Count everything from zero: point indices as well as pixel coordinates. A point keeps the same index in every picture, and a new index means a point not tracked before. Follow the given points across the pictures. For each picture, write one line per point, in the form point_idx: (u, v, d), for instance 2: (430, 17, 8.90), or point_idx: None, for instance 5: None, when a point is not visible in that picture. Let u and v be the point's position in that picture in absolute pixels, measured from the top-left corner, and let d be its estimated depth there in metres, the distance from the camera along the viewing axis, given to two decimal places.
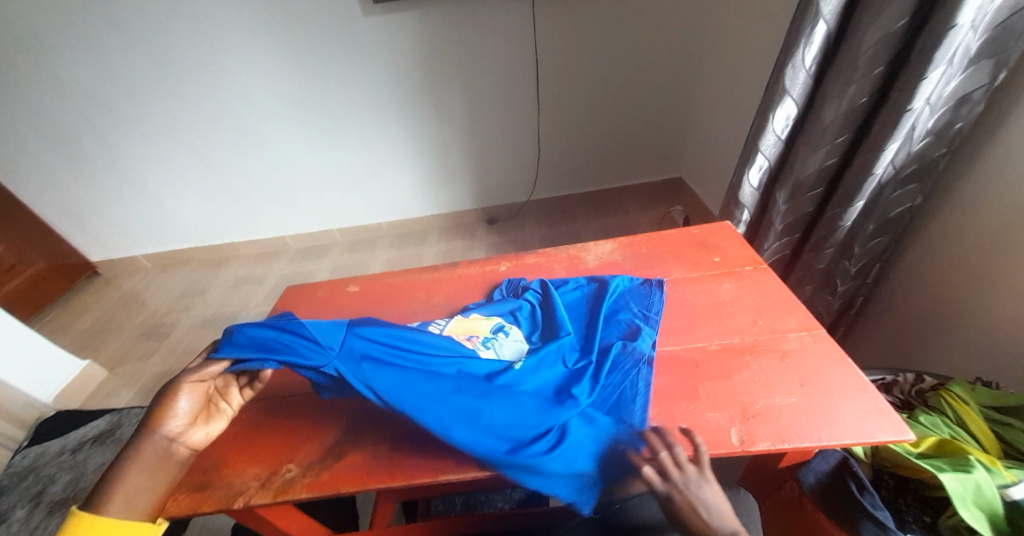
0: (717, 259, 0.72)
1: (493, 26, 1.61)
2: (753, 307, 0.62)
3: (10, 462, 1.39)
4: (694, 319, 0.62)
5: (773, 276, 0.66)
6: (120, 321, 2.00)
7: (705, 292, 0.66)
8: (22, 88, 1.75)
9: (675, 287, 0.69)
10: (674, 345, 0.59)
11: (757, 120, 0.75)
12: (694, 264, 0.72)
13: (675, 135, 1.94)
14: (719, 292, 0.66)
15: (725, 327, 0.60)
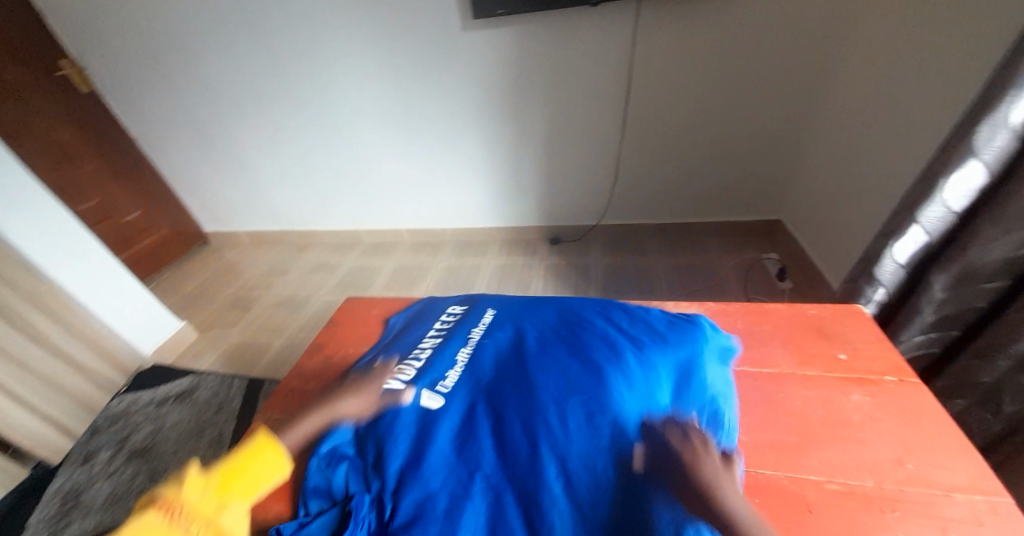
0: (842, 356, 0.68)
1: (589, 44, 1.53)
2: (895, 439, 0.56)
3: (109, 403, 1.62)
4: (804, 438, 0.58)
5: (924, 400, 0.60)
6: (215, 289, 2.22)
7: (829, 403, 0.61)
8: (168, 82, 1.99)
9: (779, 387, 0.65)
10: (774, 469, 0.55)
11: (922, 188, 0.71)
12: (808, 360, 0.68)
13: (780, 174, 1.72)
14: (848, 407, 0.60)
15: (858, 461, 0.54)
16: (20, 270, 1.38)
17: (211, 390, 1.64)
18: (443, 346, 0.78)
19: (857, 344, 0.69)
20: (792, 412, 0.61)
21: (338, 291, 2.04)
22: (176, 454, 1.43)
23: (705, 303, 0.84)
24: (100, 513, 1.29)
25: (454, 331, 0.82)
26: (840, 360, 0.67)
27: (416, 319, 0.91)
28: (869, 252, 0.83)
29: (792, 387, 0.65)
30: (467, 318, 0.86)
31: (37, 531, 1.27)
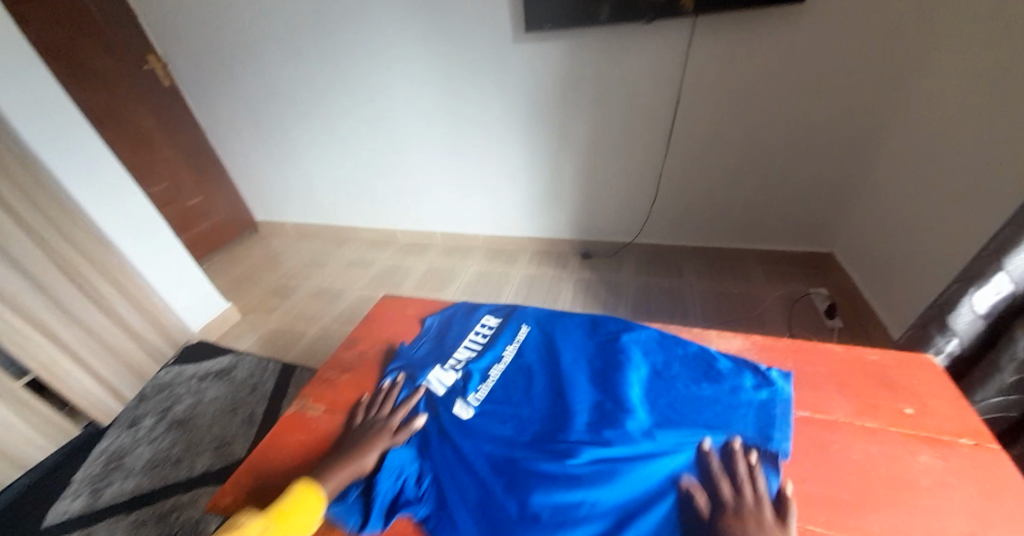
0: (909, 411, 0.62)
1: (641, 60, 1.51)
2: (970, 510, 0.51)
3: (157, 373, 1.73)
4: (864, 496, 0.53)
5: (1003, 470, 0.54)
6: (259, 275, 2.33)
7: (893, 460, 0.57)
8: (237, 79, 2.13)
9: (835, 436, 0.61)
10: (826, 527, 0.51)
11: (1011, 234, 0.67)
12: (870, 409, 0.63)
13: (836, 206, 1.62)
14: (914, 469, 0.55)
15: (924, 530, 0.49)
16: (96, 242, 1.49)
17: (247, 371, 1.71)
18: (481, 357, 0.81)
19: (927, 399, 0.63)
20: (849, 468, 0.57)
21: (371, 287, 2.10)
22: (211, 429, 1.50)
23: (752, 335, 0.80)
24: (138, 477, 1.37)
25: (488, 348, 0.83)
26: (906, 415, 0.62)
27: (447, 330, 0.90)
28: (946, 297, 0.78)
29: (850, 439, 0.60)
30: (503, 333, 0.86)
31: (81, 486, 1.36)
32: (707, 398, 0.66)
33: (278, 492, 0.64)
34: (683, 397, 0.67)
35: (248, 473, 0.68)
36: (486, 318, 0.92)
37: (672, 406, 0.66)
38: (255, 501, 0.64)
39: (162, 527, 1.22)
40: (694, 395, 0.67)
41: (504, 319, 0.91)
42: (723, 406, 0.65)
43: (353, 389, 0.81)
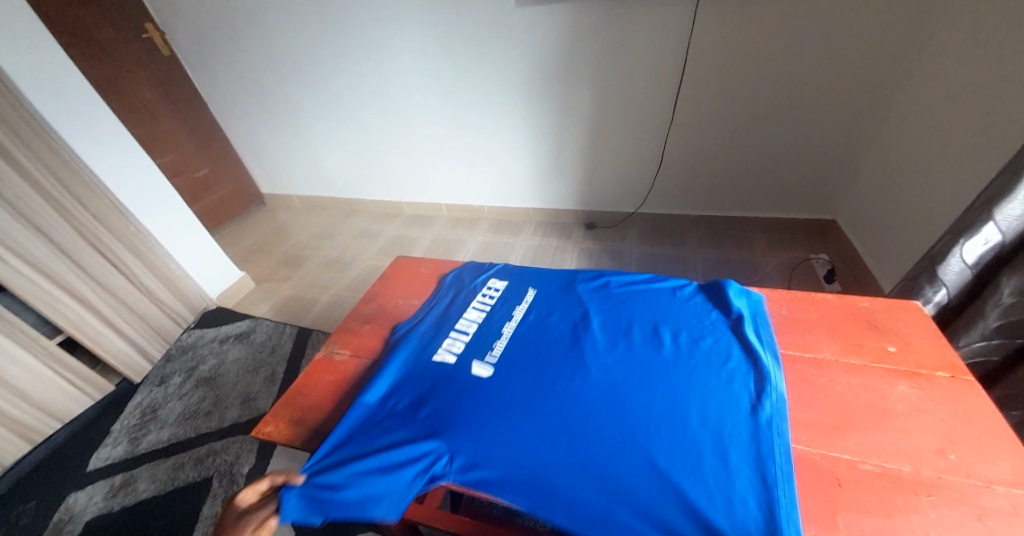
0: (892, 349, 0.67)
1: (643, 25, 1.48)
2: (940, 431, 0.56)
3: (181, 336, 1.82)
4: (841, 420, 0.59)
5: (977, 395, 0.59)
6: (271, 245, 2.39)
7: (874, 391, 0.61)
8: (237, 47, 2.11)
9: (821, 371, 0.65)
10: (805, 444, 0.57)
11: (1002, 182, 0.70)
12: (856, 348, 0.68)
13: (840, 172, 1.61)
14: (892, 397, 0.60)
15: (894, 447, 0.55)
16: (113, 210, 1.54)
17: (266, 333, 1.79)
18: (465, 362, 0.75)
19: (910, 338, 0.68)
20: (832, 397, 0.62)
21: (381, 255, 2.16)
22: (236, 385, 1.60)
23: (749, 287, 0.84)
24: (172, 427, 1.47)
25: (495, 312, 0.85)
26: (889, 352, 0.66)
27: (433, 383, 0.72)
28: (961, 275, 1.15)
29: (835, 373, 0.65)
30: (504, 300, 0.88)
31: (121, 435, 1.47)
32: (716, 368, 0.66)
33: (314, 425, 0.72)
34: (699, 370, 0.66)
35: (287, 407, 0.75)
36: (490, 282, 0.94)
37: (690, 358, 0.68)
38: (294, 430, 0.72)
39: (198, 469, 1.33)
40: (701, 361, 0.67)
41: (508, 281, 0.93)
42: (733, 375, 0.65)
43: (373, 337, 0.87)
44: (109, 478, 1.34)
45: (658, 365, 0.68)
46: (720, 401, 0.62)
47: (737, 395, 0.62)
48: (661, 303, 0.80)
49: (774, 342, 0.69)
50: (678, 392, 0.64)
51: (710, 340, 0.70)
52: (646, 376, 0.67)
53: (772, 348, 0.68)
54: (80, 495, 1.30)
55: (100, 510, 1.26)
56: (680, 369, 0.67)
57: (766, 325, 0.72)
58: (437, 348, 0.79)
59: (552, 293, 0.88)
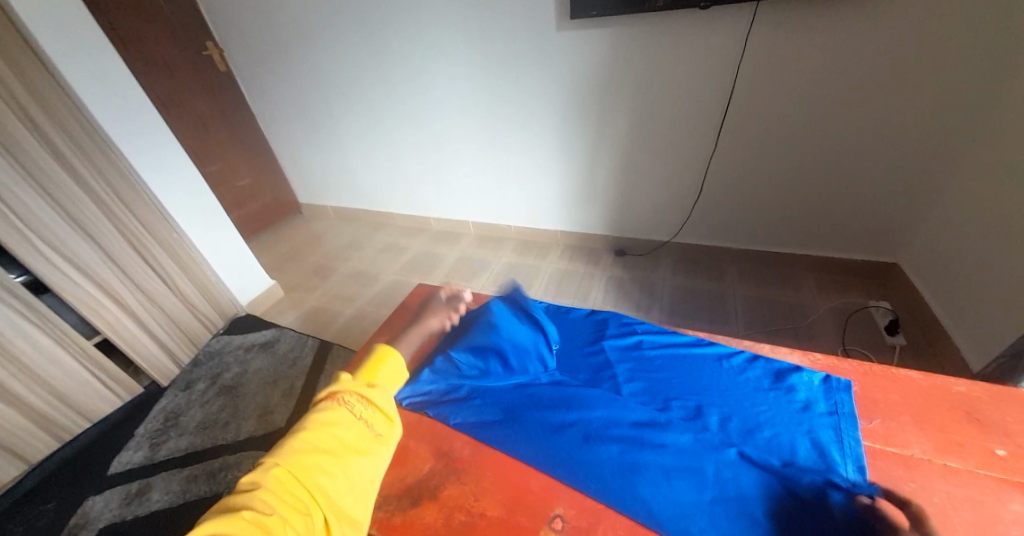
0: (1001, 452, 0.56)
1: (695, 48, 1.42)
2: None
3: (209, 341, 1.85)
4: None
5: None
6: (302, 255, 2.43)
7: (979, 508, 0.51)
8: (288, 65, 2.18)
9: (909, 473, 0.56)
10: None
11: None
12: (951, 445, 0.58)
13: (906, 213, 1.47)
14: (1006, 519, 0.50)
15: None
16: (158, 217, 1.59)
17: (289, 344, 1.78)
18: (485, 426, 0.68)
19: (1023, 439, 0.57)
20: (926, 509, 0.52)
21: (406, 272, 2.14)
22: (255, 397, 1.58)
23: (811, 352, 0.75)
24: (190, 436, 1.47)
25: (518, 362, 0.78)
26: (997, 457, 0.56)
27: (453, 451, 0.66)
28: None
29: (929, 478, 0.55)
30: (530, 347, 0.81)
31: (142, 440, 1.48)
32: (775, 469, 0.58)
33: None
34: (755, 470, 0.58)
35: None
36: None
37: (741, 452, 0.60)
38: None
39: (210, 483, 1.30)
40: (755, 458, 0.59)
41: None
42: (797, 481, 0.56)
43: None
44: (127, 484, 1.34)
45: (703, 457, 0.60)
46: (779, 512, 0.54)
47: (802, 507, 0.54)
48: (704, 377, 0.71)
49: (853, 443, 0.59)
50: (730, 496, 0.56)
51: (766, 431, 0.62)
52: (691, 470, 0.59)
53: (851, 453, 0.57)
54: (97, 500, 1.30)
55: (114, 518, 1.25)
56: (731, 465, 0.59)
57: (845, 418, 0.61)
58: (453, 405, 0.72)
59: (582, 350, 0.81)
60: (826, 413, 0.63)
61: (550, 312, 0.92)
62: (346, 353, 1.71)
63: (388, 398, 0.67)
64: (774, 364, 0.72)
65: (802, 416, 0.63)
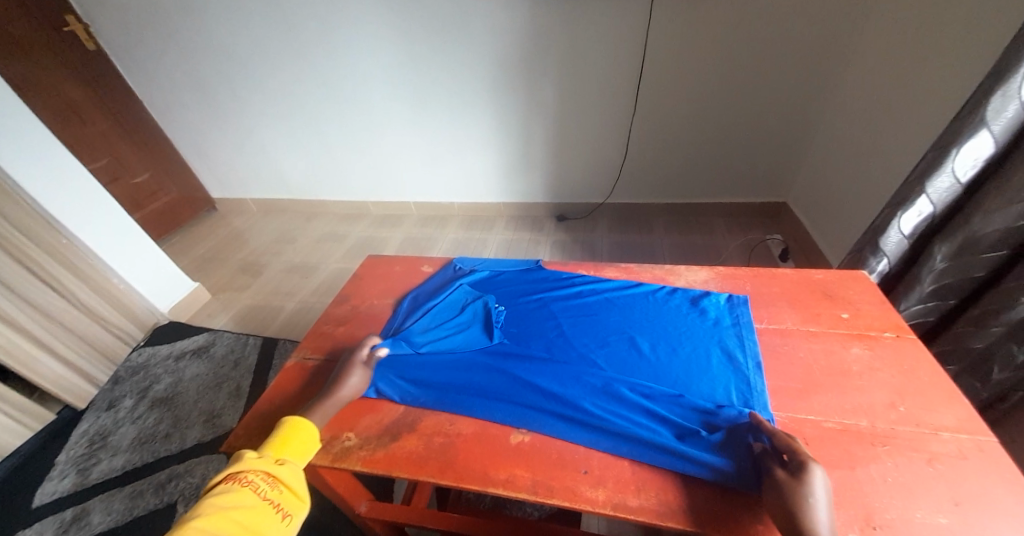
0: (846, 315, 0.73)
1: (602, 14, 1.50)
2: (892, 386, 0.62)
3: (129, 356, 1.70)
4: (806, 385, 0.64)
5: (919, 348, 0.66)
6: (227, 253, 2.27)
7: (832, 354, 0.67)
8: (176, 41, 1.97)
9: (787, 342, 0.71)
10: (784, 410, 0.61)
11: (932, 156, 0.77)
12: (814, 316, 0.74)
13: (790, 155, 1.70)
14: (848, 359, 0.66)
15: (854, 405, 0.60)
16: (39, 222, 1.41)
17: (228, 344, 1.71)
18: (449, 363, 0.75)
19: (860, 304, 0.74)
20: (797, 364, 0.67)
21: (348, 257, 2.10)
22: (197, 402, 1.51)
23: (716, 267, 0.89)
24: (127, 453, 1.37)
25: (474, 316, 0.85)
26: (843, 318, 0.72)
27: (422, 383, 0.73)
28: (875, 223, 0.88)
29: (797, 341, 0.70)
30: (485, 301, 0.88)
31: (68, 467, 1.36)
32: (697, 374, 0.68)
33: None
34: (682, 378, 0.67)
35: (257, 419, 0.72)
36: (468, 283, 0.94)
37: (669, 367, 0.69)
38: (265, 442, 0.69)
39: (161, 495, 1.25)
40: (681, 369, 0.69)
41: (483, 288, 0.93)
42: (714, 381, 0.66)
43: (349, 338, 0.86)
44: (58, 514, 1.24)
45: (632, 363, 0.71)
46: (696, 393, 0.65)
47: (714, 390, 0.65)
48: (634, 312, 0.81)
49: (751, 343, 0.71)
50: (654, 385, 0.67)
51: (687, 348, 0.72)
52: (623, 373, 0.69)
53: (751, 352, 0.69)
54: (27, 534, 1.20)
55: None
56: (656, 370, 0.69)
57: (744, 326, 0.74)
58: (417, 350, 0.78)
59: (530, 295, 0.89)
60: (730, 325, 0.75)
61: (491, 279, 0.95)
62: (293, 344, 1.67)
63: (298, 475, 0.58)
64: (689, 293, 0.83)
65: (714, 330, 0.74)
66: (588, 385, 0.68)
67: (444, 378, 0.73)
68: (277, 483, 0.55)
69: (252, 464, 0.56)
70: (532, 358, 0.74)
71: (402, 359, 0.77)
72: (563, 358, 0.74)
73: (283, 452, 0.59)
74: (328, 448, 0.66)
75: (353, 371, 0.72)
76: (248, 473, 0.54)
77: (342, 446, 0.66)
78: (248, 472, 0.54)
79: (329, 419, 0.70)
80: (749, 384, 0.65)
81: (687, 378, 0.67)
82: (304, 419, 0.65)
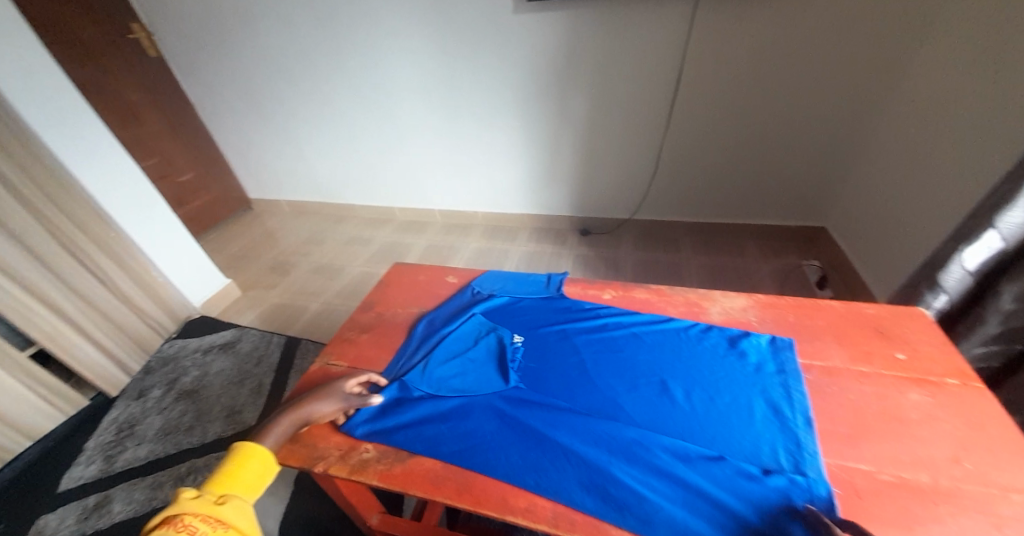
0: (901, 356, 0.68)
1: (642, 31, 1.49)
2: (954, 438, 0.57)
3: (160, 347, 1.76)
4: (857, 430, 0.59)
5: (987, 398, 0.60)
6: (258, 251, 2.34)
7: (886, 398, 0.62)
8: (227, 49, 2.07)
9: (834, 381, 0.66)
10: (831, 458, 0.57)
11: (1005, 188, 0.71)
12: (866, 355, 0.69)
13: (831, 179, 1.63)
14: (905, 405, 0.61)
15: (912, 457, 0.55)
16: (93, 216, 1.48)
17: (252, 344, 1.74)
18: (465, 392, 0.72)
19: (919, 344, 0.69)
20: (846, 407, 0.62)
21: (372, 262, 2.12)
22: (220, 398, 1.54)
23: (755, 294, 0.85)
24: (151, 444, 1.41)
25: (491, 343, 0.81)
26: (898, 359, 0.67)
27: (436, 412, 0.70)
28: (935, 256, 0.83)
29: (846, 381, 0.66)
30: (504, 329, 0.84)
31: (95, 453, 1.40)
32: (738, 430, 0.62)
33: (303, 436, 0.70)
34: (722, 434, 0.61)
35: None
36: (483, 311, 0.90)
37: (705, 416, 0.64)
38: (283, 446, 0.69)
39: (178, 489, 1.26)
40: (720, 423, 0.62)
41: (501, 313, 0.89)
42: (758, 439, 0.60)
43: (372, 346, 0.85)
44: (81, 499, 1.27)
45: (664, 408, 0.66)
46: (736, 448, 0.60)
47: (757, 447, 0.59)
48: (666, 352, 0.75)
49: (800, 397, 0.64)
50: (688, 435, 0.62)
51: (726, 397, 0.66)
52: (653, 418, 0.64)
53: (800, 407, 0.62)
54: (51, 518, 1.24)
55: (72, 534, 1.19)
56: (691, 418, 0.64)
57: (791, 376, 0.67)
58: (433, 375, 0.76)
59: (553, 321, 0.86)
60: (774, 372, 0.68)
61: (511, 306, 0.91)
62: (315, 346, 1.69)
63: (243, 515, 0.55)
64: (727, 332, 0.77)
65: (756, 378, 0.68)
66: (615, 429, 0.63)
67: (460, 408, 0.70)
68: (220, 525, 0.52)
69: (190, 506, 0.52)
70: (553, 396, 0.70)
71: (416, 384, 0.75)
72: (587, 398, 0.69)
73: (228, 490, 0.56)
74: (346, 459, 0.66)
75: (330, 396, 0.71)
76: (186, 516, 0.50)
77: (361, 457, 0.66)
78: (187, 514, 0.50)
79: (347, 429, 0.70)
80: (796, 439, 0.59)
81: (727, 430, 0.62)
82: (255, 449, 0.62)
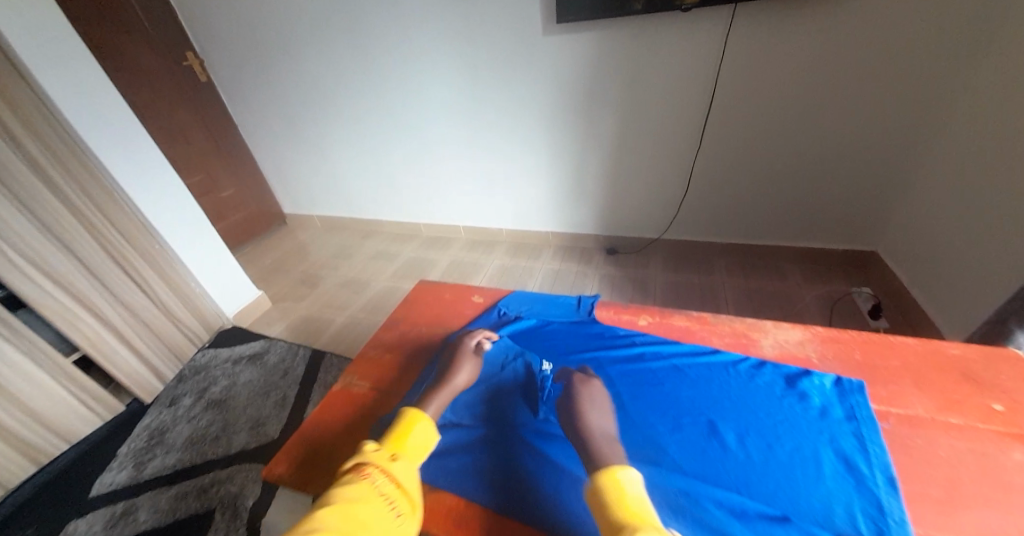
0: (998, 407, 0.63)
1: (678, 50, 1.46)
2: None
3: (194, 356, 1.80)
4: (953, 492, 0.54)
5: None
6: (290, 264, 2.39)
7: (984, 456, 0.57)
8: (270, 73, 2.16)
9: (918, 432, 0.61)
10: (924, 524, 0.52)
11: None
12: (953, 403, 0.63)
13: (881, 200, 1.53)
14: (1008, 465, 0.56)
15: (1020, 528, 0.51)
16: (138, 226, 1.54)
17: (279, 355, 1.75)
18: (493, 423, 0.68)
19: (1017, 394, 0.64)
20: (936, 464, 0.57)
21: (397, 277, 2.13)
22: (246, 409, 1.55)
23: (812, 327, 0.79)
24: (178, 452, 1.42)
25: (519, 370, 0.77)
26: (997, 411, 0.62)
27: (464, 444, 0.66)
28: None
29: (935, 434, 0.60)
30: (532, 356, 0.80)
31: (126, 459, 1.42)
32: (805, 485, 0.56)
33: (322, 463, 0.67)
34: (784, 488, 0.56)
35: (297, 444, 0.70)
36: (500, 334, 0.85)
37: (764, 466, 0.58)
38: (302, 473, 0.66)
39: (202, 500, 1.26)
40: (782, 475, 0.57)
41: (526, 338, 0.85)
42: (830, 497, 0.55)
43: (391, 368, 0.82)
44: (110, 506, 1.29)
45: (716, 454, 0.60)
46: (802, 505, 0.54)
47: (829, 506, 0.54)
48: (712, 389, 0.69)
49: (877, 450, 0.59)
50: (747, 488, 0.56)
51: (788, 445, 0.61)
52: (705, 465, 0.59)
53: (880, 463, 0.57)
54: (81, 523, 1.25)
55: None
56: (748, 466, 0.59)
57: (865, 424, 0.62)
58: (460, 403, 0.72)
59: (585, 349, 0.80)
60: (844, 419, 0.63)
61: (538, 328, 0.87)
62: (340, 361, 1.69)
63: (410, 473, 0.60)
64: (783, 369, 0.71)
65: (822, 424, 0.62)
66: (663, 476, 0.58)
67: (488, 442, 0.66)
68: (392, 480, 0.57)
69: (371, 457, 0.59)
70: (588, 427, 0.65)
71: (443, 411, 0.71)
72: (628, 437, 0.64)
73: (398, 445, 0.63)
74: None
75: (464, 363, 0.79)
76: (370, 466, 0.58)
77: None
78: (368, 465, 0.58)
79: None
80: (874, 500, 0.54)
81: (791, 484, 0.56)
82: (418, 413, 0.68)
